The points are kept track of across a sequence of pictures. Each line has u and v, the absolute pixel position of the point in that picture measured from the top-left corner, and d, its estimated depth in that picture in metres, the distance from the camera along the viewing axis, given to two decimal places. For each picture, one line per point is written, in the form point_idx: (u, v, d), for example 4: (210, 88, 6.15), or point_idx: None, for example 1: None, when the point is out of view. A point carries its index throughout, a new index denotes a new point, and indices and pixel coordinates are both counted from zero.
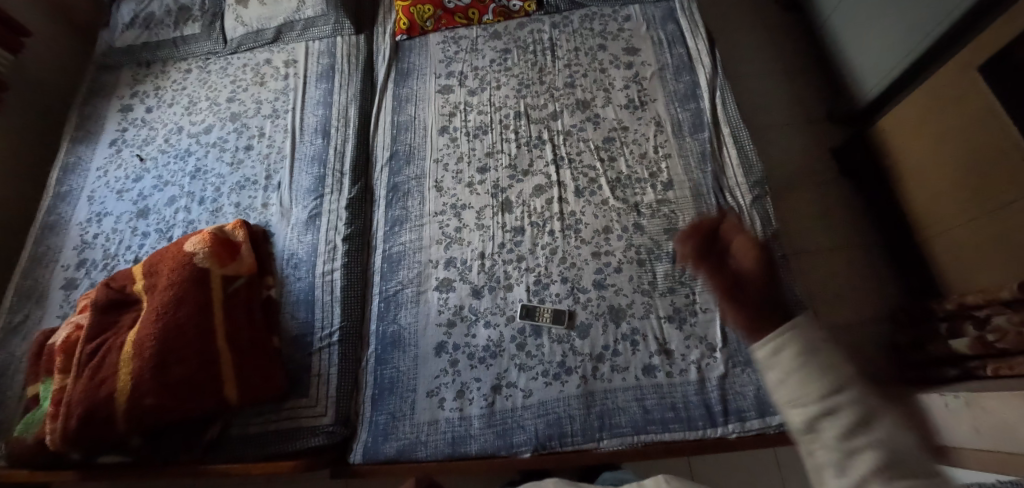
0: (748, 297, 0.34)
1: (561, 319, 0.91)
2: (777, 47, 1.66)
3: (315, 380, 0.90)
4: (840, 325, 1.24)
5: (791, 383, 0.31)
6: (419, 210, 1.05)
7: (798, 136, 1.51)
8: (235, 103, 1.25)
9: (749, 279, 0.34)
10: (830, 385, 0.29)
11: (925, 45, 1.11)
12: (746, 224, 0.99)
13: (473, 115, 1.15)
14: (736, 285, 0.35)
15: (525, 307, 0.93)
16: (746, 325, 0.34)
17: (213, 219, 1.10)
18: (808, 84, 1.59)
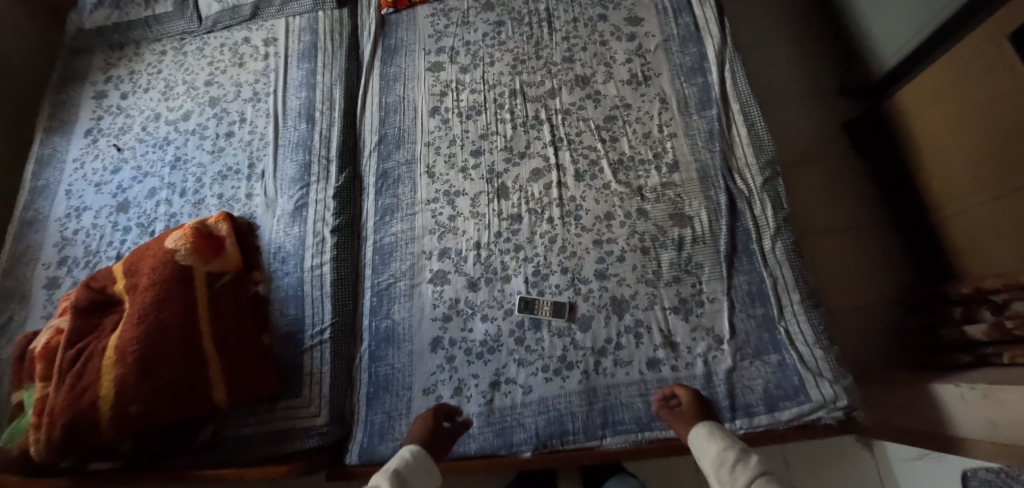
0: (688, 411, 0.71)
1: (562, 312, 0.87)
2: (788, 13, 1.56)
3: (307, 379, 0.87)
4: (848, 308, 1.20)
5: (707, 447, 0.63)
6: (411, 198, 0.99)
7: (810, 110, 1.43)
8: (214, 86, 1.18)
9: (687, 406, 0.72)
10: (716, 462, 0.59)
11: (949, 11, 1.02)
12: (757, 208, 0.93)
13: (466, 94, 1.08)
14: (678, 411, 0.73)
15: (523, 300, 0.89)
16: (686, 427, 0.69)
17: (195, 211, 1.05)
18: (822, 52, 1.50)
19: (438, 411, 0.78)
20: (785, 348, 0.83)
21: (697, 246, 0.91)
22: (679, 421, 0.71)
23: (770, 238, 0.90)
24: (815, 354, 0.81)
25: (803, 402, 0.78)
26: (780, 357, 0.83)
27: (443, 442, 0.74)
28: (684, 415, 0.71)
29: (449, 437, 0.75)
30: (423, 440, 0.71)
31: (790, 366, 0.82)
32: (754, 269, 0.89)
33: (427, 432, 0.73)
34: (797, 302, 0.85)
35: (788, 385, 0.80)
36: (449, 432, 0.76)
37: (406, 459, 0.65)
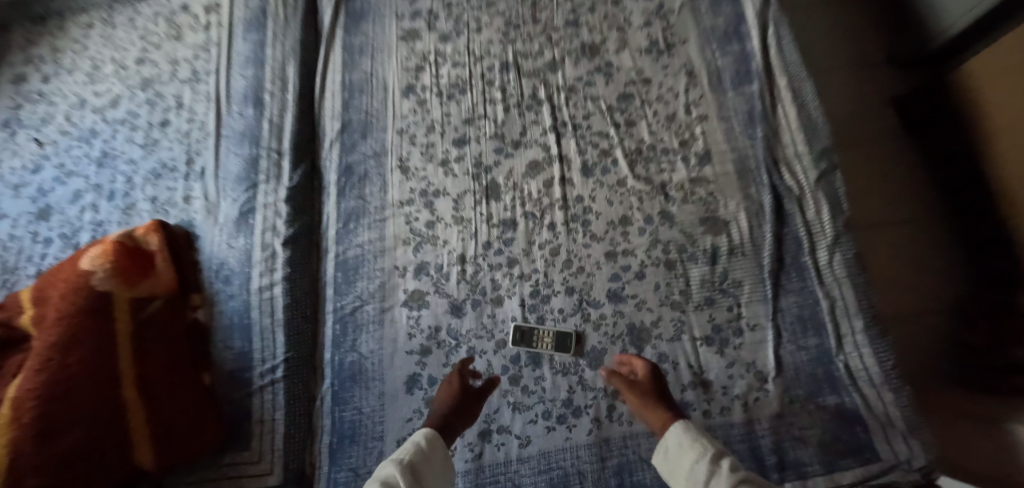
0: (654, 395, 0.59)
1: (568, 345, 0.70)
2: None
3: (258, 429, 0.72)
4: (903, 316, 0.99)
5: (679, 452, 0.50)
6: (380, 200, 0.81)
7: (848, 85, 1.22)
8: (147, 65, 0.98)
9: (652, 389, 0.60)
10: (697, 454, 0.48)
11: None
12: (810, 210, 0.74)
13: (447, 69, 0.89)
14: (641, 388, 0.60)
15: (519, 329, 0.71)
16: (652, 416, 0.57)
17: (126, 218, 0.87)
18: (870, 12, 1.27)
19: (463, 373, 0.65)
20: (845, 389, 0.67)
21: (734, 260, 0.73)
22: (643, 403, 0.59)
23: (827, 248, 0.72)
24: (884, 398, 0.64)
25: (873, 462, 0.62)
26: (838, 400, 0.67)
27: (469, 410, 0.62)
28: (643, 389, 0.60)
29: (477, 400, 0.63)
30: (444, 415, 0.60)
31: (852, 412, 0.66)
32: (806, 288, 0.72)
33: (449, 404, 0.61)
34: (861, 330, 0.68)
35: (850, 437, 0.64)
36: (477, 396, 0.64)
37: (415, 446, 0.53)
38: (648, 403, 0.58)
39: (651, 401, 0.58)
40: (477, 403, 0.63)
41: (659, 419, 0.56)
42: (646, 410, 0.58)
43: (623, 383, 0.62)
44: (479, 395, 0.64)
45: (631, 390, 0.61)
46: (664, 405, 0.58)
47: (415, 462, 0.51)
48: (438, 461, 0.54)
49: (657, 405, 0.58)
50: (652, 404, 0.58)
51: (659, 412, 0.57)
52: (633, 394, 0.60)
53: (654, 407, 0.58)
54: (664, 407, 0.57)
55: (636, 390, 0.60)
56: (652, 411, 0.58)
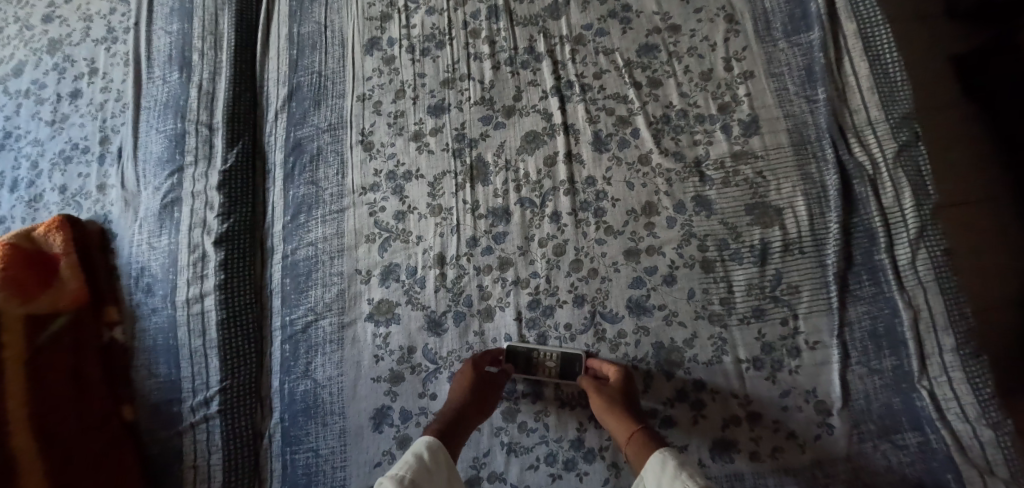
0: (624, 403, 0.50)
1: (575, 373, 0.56)
2: None
3: (190, 476, 0.58)
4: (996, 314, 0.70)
5: None
6: (338, 186, 0.64)
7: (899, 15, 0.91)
8: (55, 23, 0.80)
9: (622, 393, 0.51)
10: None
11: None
12: (886, 193, 0.57)
13: (421, 19, 0.71)
14: (608, 390, 0.51)
15: (513, 351, 0.56)
16: (622, 432, 0.48)
17: (30, 213, 0.71)
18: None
19: (477, 361, 0.55)
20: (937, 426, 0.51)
21: (789, 258, 0.57)
22: (611, 414, 0.50)
23: (911, 243, 0.55)
24: (992, 439, 0.49)
25: None
26: (922, 438, 0.51)
27: (486, 404, 0.53)
28: (613, 394, 0.50)
29: (494, 392, 0.53)
30: (452, 416, 0.51)
31: (944, 456, 0.50)
32: (882, 294, 0.56)
33: (460, 400, 0.52)
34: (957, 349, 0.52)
35: None
36: (492, 387, 0.54)
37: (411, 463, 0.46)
38: (620, 412, 0.49)
39: (617, 411, 0.49)
40: (495, 394, 0.54)
41: (627, 436, 0.48)
42: (612, 419, 0.49)
43: (589, 384, 0.52)
44: (496, 385, 0.54)
45: (599, 395, 0.51)
46: (634, 417, 0.49)
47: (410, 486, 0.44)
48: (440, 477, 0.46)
49: (625, 417, 0.49)
50: (624, 419, 0.49)
51: (628, 426, 0.48)
52: (600, 400, 0.51)
53: (626, 421, 0.49)
54: (634, 420, 0.49)
55: (605, 393, 0.51)
56: (623, 425, 0.49)
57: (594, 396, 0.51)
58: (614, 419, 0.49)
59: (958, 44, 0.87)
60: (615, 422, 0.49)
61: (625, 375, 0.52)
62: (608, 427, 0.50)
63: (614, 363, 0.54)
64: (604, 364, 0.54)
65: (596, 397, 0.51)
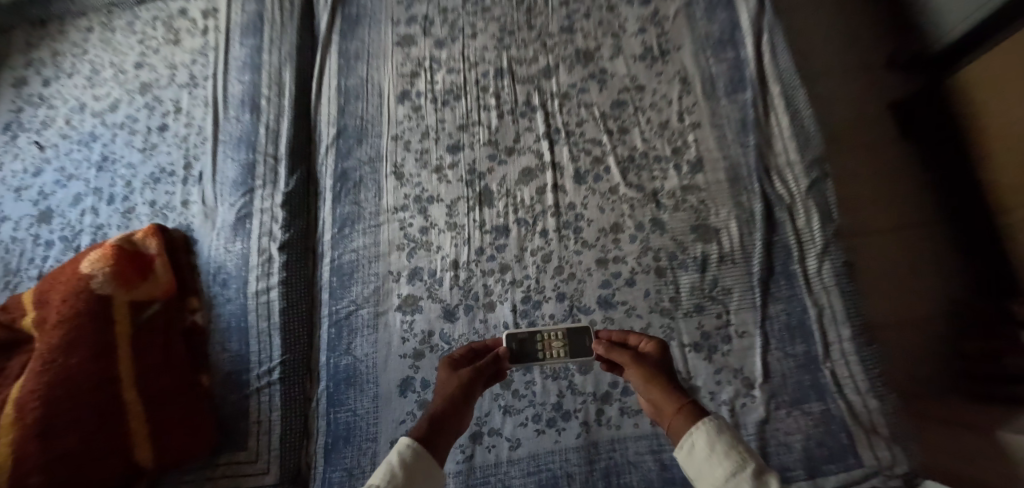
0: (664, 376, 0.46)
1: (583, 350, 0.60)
2: None
3: (254, 429, 0.73)
4: (898, 324, 1.00)
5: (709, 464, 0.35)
6: (375, 206, 0.82)
7: (846, 83, 1.19)
8: (145, 69, 0.99)
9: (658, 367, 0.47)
10: (728, 469, 0.33)
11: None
12: (800, 218, 0.74)
13: (442, 75, 0.90)
14: (645, 362, 0.48)
15: (518, 342, 0.59)
16: (660, 402, 0.43)
17: (124, 222, 0.88)
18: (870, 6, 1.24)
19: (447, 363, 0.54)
20: (831, 396, 0.68)
21: (723, 267, 0.74)
22: (648, 384, 0.45)
23: (816, 258, 0.72)
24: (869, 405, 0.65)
25: (854, 467, 0.63)
26: (824, 406, 0.68)
27: (468, 398, 0.49)
28: (650, 365, 0.47)
29: (474, 383, 0.51)
30: (437, 412, 0.46)
31: (837, 419, 0.66)
32: (795, 296, 0.72)
33: (441, 402, 0.47)
34: (847, 339, 0.69)
35: (836, 444, 0.65)
36: (470, 383, 0.51)
37: (398, 471, 0.38)
38: (655, 380, 0.45)
39: (656, 381, 0.45)
40: (476, 386, 0.51)
41: (673, 407, 0.42)
42: (652, 390, 0.45)
43: (624, 357, 0.50)
44: (477, 377, 0.52)
45: (634, 364, 0.48)
46: (675, 389, 0.44)
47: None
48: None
49: (667, 388, 0.44)
50: (660, 388, 0.44)
51: (672, 398, 0.42)
52: (636, 370, 0.47)
53: (662, 391, 0.44)
54: (675, 390, 0.43)
55: (639, 363, 0.48)
56: (661, 396, 0.44)
57: (631, 366, 0.48)
58: (651, 389, 0.45)
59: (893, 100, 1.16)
60: (652, 391, 0.45)
61: (661, 350, 0.51)
62: (654, 402, 0.44)
63: (652, 341, 0.53)
64: (636, 338, 0.55)
65: (633, 367, 0.48)
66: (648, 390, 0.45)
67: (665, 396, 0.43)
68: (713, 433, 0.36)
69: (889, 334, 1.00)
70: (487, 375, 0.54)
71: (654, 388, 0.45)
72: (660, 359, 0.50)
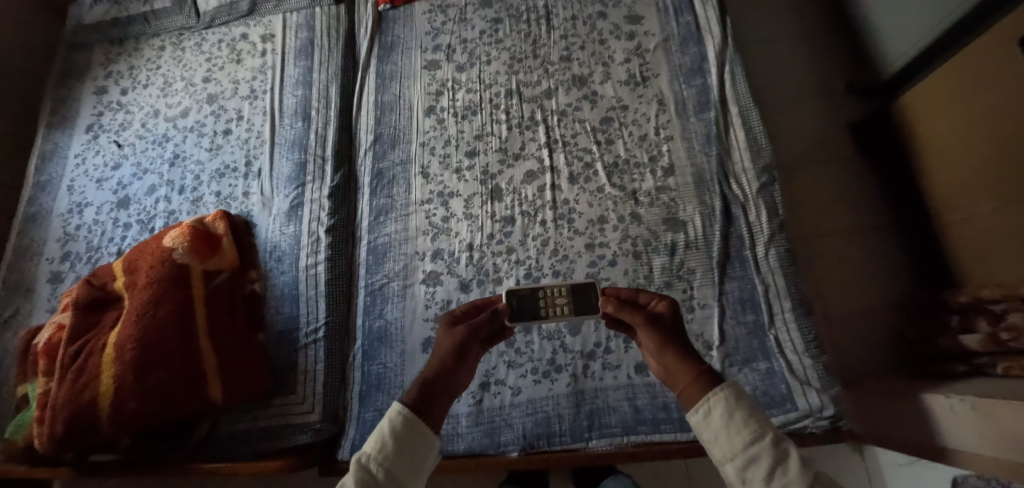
0: (680, 341, 0.51)
1: (578, 307, 0.70)
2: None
3: (302, 377, 0.89)
4: (849, 315, 1.13)
5: (729, 432, 0.42)
6: (405, 199, 1.00)
7: (808, 104, 1.34)
8: (212, 83, 1.18)
9: (673, 331, 0.53)
10: (746, 440, 0.41)
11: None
12: (751, 214, 0.91)
13: (462, 94, 1.08)
14: (662, 325, 0.53)
15: (518, 300, 0.69)
16: (677, 367, 0.49)
17: (194, 209, 1.06)
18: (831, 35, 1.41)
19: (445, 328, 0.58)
20: (774, 355, 0.83)
21: (689, 252, 0.91)
22: (666, 350, 0.51)
23: (764, 245, 0.89)
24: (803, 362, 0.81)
25: (790, 410, 0.77)
26: (768, 364, 0.83)
27: (461, 359, 0.54)
28: (667, 331, 0.52)
29: (467, 344, 0.56)
30: (428, 378, 0.52)
31: (778, 374, 0.81)
32: (746, 276, 0.88)
33: (433, 368, 0.53)
34: (787, 310, 0.85)
35: (776, 393, 0.80)
36: (463, 345, 0.55)
37: (390, 440, 0.46)
38: (671, 345, 0.51)
39: (675, 348, 0.50)
40: (470, 345, 0.56)
41: (691, 376, 0.47)
42: (670, 356, 0.50)
43: (641, 318, 0.54)
44: (470, 338, 0.57)
45: (653, 328, 0.53)
46: (692, 357, 0.49)
47: (392, 468, 0.45)
48: (426, 447, 0.48)
49: (685, 357, 0.49)
50: (678, 356, 0.50)
51: (691, 368, 0.48)
52: (654, 335, 0.52)
53: (680, 359, 0.50)
54: (693, 360, 0.49)
55: (656, 325, 0.53)
56: (679, 363, 0.49)
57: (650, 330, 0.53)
58: (668, 354, 0.50)
59: (851, 119, 1.30)
60: (670, 356, 0.50)
61: (674, 315, 0.55)
62: (667, 366, 0.51)
63: (663, 303, 0.57)
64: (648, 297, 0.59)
65: (652, 330, 0.53)
66: (666, 354, 0.51)
67: (683, 363, 0.49)
68: (731, 405, 0.43)
69: (841, 323, 1.13)
70: (485, 331, 0.60)
71: (672, 354, 0.50)
72: (671, 323, 0.55)
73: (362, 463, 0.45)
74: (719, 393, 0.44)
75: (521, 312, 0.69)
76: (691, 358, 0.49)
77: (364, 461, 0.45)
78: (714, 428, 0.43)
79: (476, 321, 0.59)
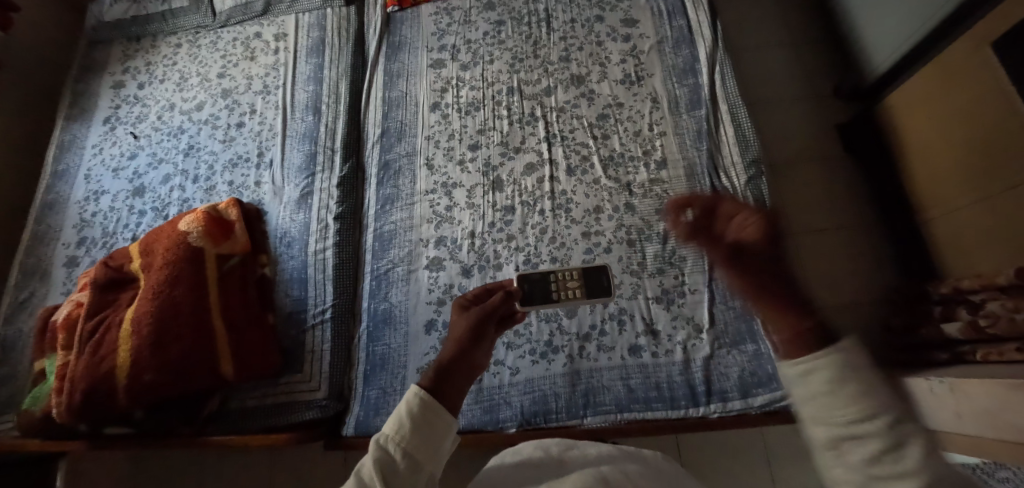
0: (771, 281, 0.43)
1: (590, 290, 0.75)
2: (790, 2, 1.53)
3: (309, 356, 0.93)
4: (835, 306, 1.17)
5: (831, 412, 0.31)
6: (410, 189, 1.05)
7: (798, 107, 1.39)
8: (226, 78, 1.24)
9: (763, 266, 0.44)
10: (853, 414, 0.29)
11: (950, 7, 0.97)
12: (739, 205, 0.96)
13: (465, 91, 1.14)
14: (746, 265, 0.45)
15: (530, 285, 0.73)
16: (773, 318, 0.40)
17: (207, 197, 1.11)
18: (819, 39, 1.47)
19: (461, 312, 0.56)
20: (762, 338, 0.84)
21: (680, 240, 0.95)
22: (755, 294, 0.43)
23: None
24: None
25: (776, 389, 0.79)
26: (757, 347, 0.84)
27: (479, 339, 0.52)
28: (751, 273, 0.44)
29: (484, 324, 0.53)
30: (447, 359, 0.48)
31: (765, 356, 0.83)
32: None
33: (451, 350, 0.49)
34: None
35: (763, 373, 0.82)
36: (479, 326, 0.53)
37: (408, 421, 0.42)
38: (762, 292, 0.43)
39: (768, 298, 0.42)
40: (487, 326, 0.54)
41: (795, 332, 0.38)
42: (762, 306, 0.43)
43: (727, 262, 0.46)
44: (486, 318, 0.54)
45: (737, 270, 0.45)
46: (790, 305, 0.41)
47: (410, 450, 0.41)
48: (446, 429, 0.43)
49: (784, 308, 0.40)
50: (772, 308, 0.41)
51: (794, 320, 0.39)
52: (737, 279, 0.44)
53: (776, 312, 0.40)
54: (790, 309, 0.40)
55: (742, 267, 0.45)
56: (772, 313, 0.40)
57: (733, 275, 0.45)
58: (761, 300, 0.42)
59: (839, 121, 1.36)
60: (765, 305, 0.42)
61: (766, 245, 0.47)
62: (765, 316, 0.43)
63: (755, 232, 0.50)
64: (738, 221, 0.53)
65: (733, 272, 0.45)
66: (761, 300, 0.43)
67: (778, 313, 0.40)
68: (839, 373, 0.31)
69: (827, 314, 1.17)
70: (500, 312, 0.57)
71: (768, 302, 0.42)
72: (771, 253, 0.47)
73: (379, 446, 0.41)
74: (824, 358, 0.32)
75: (533, 295, 0.72)
76: (787, 312, 0.39)
77: (381, 445, 0.41)
78: (814, 401, 0.32)
79: (490, 302, 0.57)
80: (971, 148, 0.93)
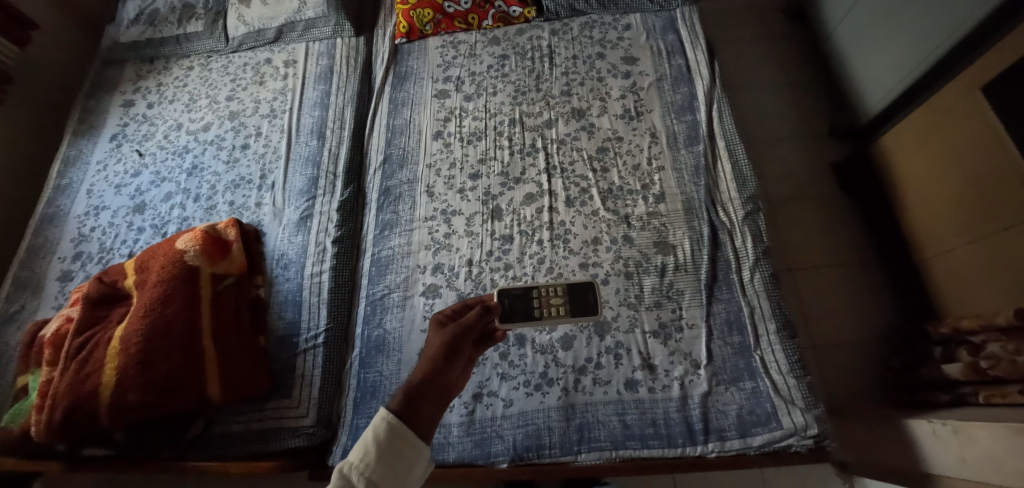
0: None
1: (578, 311, 0.74)
2: (784, 46, 1.58)
3: (298, 382, 0.91)
4: (836, 346, 1.16)
5: None
6: (410, 215, 1.06)
7: (794, 146, 1.42)
8: (234, 101, 1.28)
9: None
10: None
11: (940, 52, 1.01)
12: (737, 239, 0.96)
13: (468, 121, 1.17)
14: None
15: (513, 303, 0.72)
16: None
17: (206, 216, 1.11)
18: (813, 81, 1.51)
19: (434, 329, 0.57)
20: (760, 376, 0.83)
21: (678, 274, 0.95)
22: None
23: (750, 269, 0.92)
24: (788, 382, 0.81)
25: (775, 429, 0.77)
26: (755, 384, 0.83)
27: (452, 359, 0.51)
28: None
29: (459, 344, 0.53)
30: (418, 381, 0.47)
31: (763, 394, 0.81)
32: (732, 298, 0.91)
33: (423, 372, 0.48)
34: (773, 332, 0.86)
35: (761, 412, 0.79)
36: (453, 345, 0.53)
37: (374, 448, 0.40)
38: None
39: None
40: (463, 347, 0.54)
41: None
42: None
43: None
44: (462, 338, 0.54)
45: None
46: None
47: (375, 478, 0.38)
48: (416, 455, 0.42)
49: None
50: None
51: None
52: None
53: None
54: None
55: None
56: None
57: None
58: None
59: (833, 160, 1.38)
60: None
61: None
62: None
63: None
64: None
65: None
66: None
67: None
68: None
69: (826, 352, 1.15)
70: (476, 329, 0.58)
71: None
72: None
73: (341, 476, 0.38)
74: None
75: (513, 313, 0.72)
76: None
77: (344, 473, 0.38)
78: None
79: (467, 319, 0.57)
80: (962, 188, 0.95)
